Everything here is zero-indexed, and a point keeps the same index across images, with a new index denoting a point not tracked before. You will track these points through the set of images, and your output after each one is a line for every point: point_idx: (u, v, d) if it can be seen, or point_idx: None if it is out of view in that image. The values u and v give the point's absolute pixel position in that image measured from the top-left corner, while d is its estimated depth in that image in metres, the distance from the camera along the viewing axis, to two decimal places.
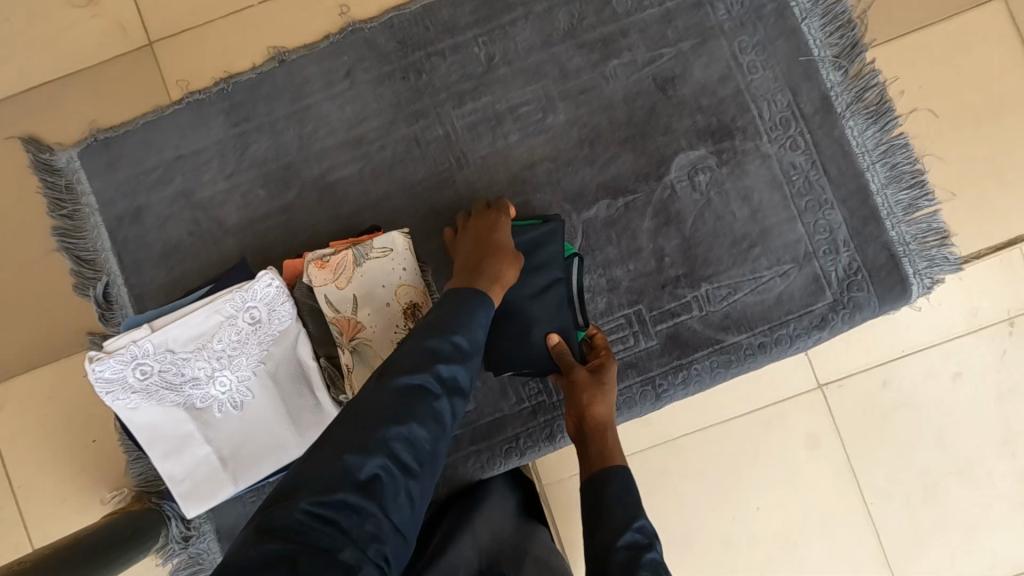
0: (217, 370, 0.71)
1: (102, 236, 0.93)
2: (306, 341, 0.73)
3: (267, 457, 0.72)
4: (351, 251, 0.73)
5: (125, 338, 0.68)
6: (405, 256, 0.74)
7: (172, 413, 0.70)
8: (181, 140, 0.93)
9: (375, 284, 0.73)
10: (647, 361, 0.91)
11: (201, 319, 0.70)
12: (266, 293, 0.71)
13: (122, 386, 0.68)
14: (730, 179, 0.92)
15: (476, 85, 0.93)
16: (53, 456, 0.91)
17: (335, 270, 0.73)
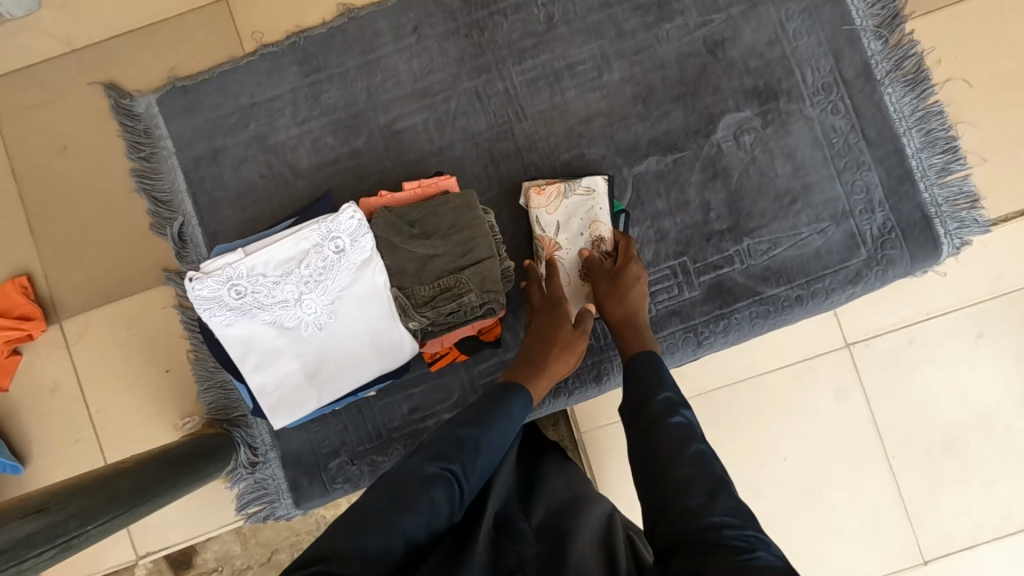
0: (304, 294, 0.76)
1: (178, 179, 0.98)
2: (383, 271, 0.78)
3: (348, 375, 0.80)
4: (563, 184, 0.93)
5: (221, 260, 0.74)
6: (604, 199, 0.93)
7: (263, 332, 0.77)
8: (256, 88, 0.99)
9: (576, 215, 0.93)
10: (690, 309, 0.97)
11: (290, 246, 0.76)
12: (350, 225, 0.76)
13: (218, 304, 0.74)
14: (774, 139, 0.98)
15: (536, 43, 0.99)
16: (130, 382, 0.97)
17: (547, 198, 0.93)
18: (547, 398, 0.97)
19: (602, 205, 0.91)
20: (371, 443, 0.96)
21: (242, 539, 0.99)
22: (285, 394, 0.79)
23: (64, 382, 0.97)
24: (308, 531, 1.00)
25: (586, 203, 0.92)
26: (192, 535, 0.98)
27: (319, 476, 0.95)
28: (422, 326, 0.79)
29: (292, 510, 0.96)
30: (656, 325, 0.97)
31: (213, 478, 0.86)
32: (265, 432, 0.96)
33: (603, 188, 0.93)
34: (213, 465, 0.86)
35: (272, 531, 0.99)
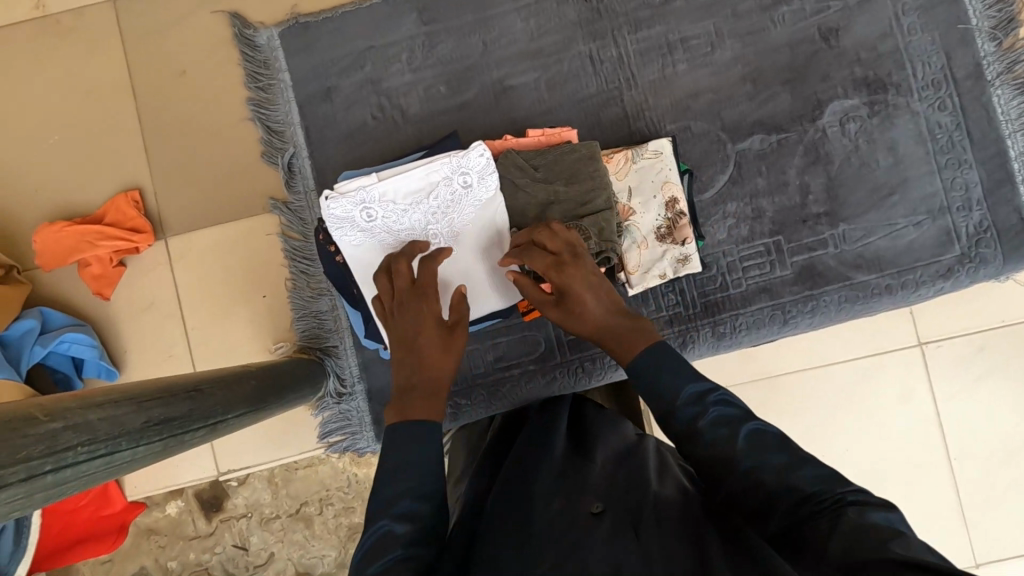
0: (428, 225, 0.80)
1: (292, 111, 1.00)
2: (504, 211, 0.81)
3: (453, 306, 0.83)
4: (630, 150, 0.92)
5: (356, 183, 0.78)
6: (672, 160, 0.92)
7: (385, 256, 0.80)
8: (374, 32, 1.00)
9: (647, 180, 0.92)
10: (780, 287, 0.99)
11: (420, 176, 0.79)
12: (478, 162, 0.79)
13: (349, 224, 0.78)
14: (879, 130, 0.99)
15: (652, 14, 1.00)
16: (228, 304, 0.99)
17: (615, 165, 0.92)
18: None
19: (672, 164, 0.90)
20: (456, 386, 0.98)
21: (272, 489, 1.03)
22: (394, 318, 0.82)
23: (162, 298, 0.99)
24: (338, 488, 1.03)
25: (655, 166, 0.92)
26: (260, 462, 1.03)
27: None
28: None
29: (372, 444, 0.98)
30: (745, 300, 0.99)
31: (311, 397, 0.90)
32: (355, 364, 0.97)
33: (670, 150, 0.92)
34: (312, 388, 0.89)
35: (302, 485, 1.03)
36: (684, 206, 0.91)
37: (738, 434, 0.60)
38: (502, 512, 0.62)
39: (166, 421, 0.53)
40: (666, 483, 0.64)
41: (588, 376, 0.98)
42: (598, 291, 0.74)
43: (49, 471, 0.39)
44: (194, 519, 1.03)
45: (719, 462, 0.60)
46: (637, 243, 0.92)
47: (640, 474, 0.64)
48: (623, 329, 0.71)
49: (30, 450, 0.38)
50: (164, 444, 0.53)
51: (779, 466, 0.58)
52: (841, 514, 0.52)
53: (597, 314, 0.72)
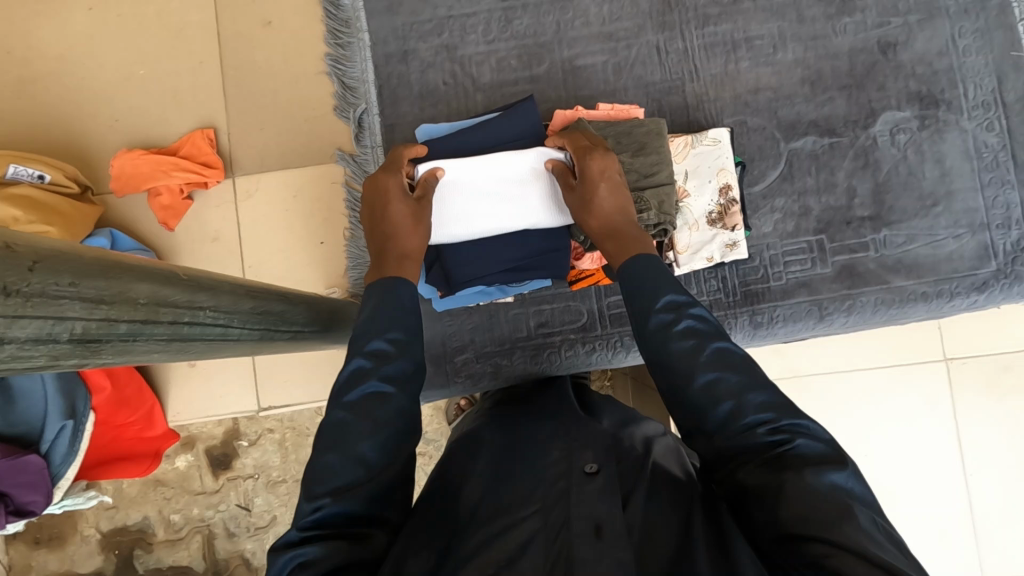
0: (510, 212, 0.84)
1: (367, 69, 1.04)
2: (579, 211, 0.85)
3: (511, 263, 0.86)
4: (689, 135, 0.97)
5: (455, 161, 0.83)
6: (728, 149, 0.96)
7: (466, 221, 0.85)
8: (455, 3, 1.05)
9: (703, 164, 0.95)
10: (819, 284, 1.02)
11: (504, 147, 0.85)
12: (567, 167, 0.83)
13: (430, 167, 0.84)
14: (928, 143, 1.03)
15: (721, 12, 1.05)
16: (287, 246, 1.03)
17: (675, 148, 0.96)
18: None
19: (729, 151, 0.94)
20: (498, 347, 1.01)
21: (282, 452, 1.14)
22: (460, 264, 0.85)
23: (225, 233, 1.03)
24: None
25: (713, 152, 0.95)
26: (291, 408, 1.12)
27: (443, 367, 1.01)
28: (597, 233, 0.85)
29: None
30: (785, 293, 1.02)
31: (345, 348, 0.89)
32: None
33: (727, 139, 0.96)
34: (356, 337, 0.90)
35: (313, 452, 1.13)
36: (737, 193, 0.95)
37: (708, 394, 0.64)
38: (501, 459, 0.75)
39: (267, 314, 0.57)
40: (666, 455, 0.75)
41: (627, 350, 1.01)
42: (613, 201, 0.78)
43: (186, 324, 0.43)
44: (202, 475, 1.15)
45: (716, 425, 0.64)
46: (688, 224, 0.96)
47: (630, 456, 0.73)
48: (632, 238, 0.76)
49: (177, 298, 0.41)
50: (259, 334, 0.56)
51: (737, 392, 0.63)
52: (792, 473, 0.57)
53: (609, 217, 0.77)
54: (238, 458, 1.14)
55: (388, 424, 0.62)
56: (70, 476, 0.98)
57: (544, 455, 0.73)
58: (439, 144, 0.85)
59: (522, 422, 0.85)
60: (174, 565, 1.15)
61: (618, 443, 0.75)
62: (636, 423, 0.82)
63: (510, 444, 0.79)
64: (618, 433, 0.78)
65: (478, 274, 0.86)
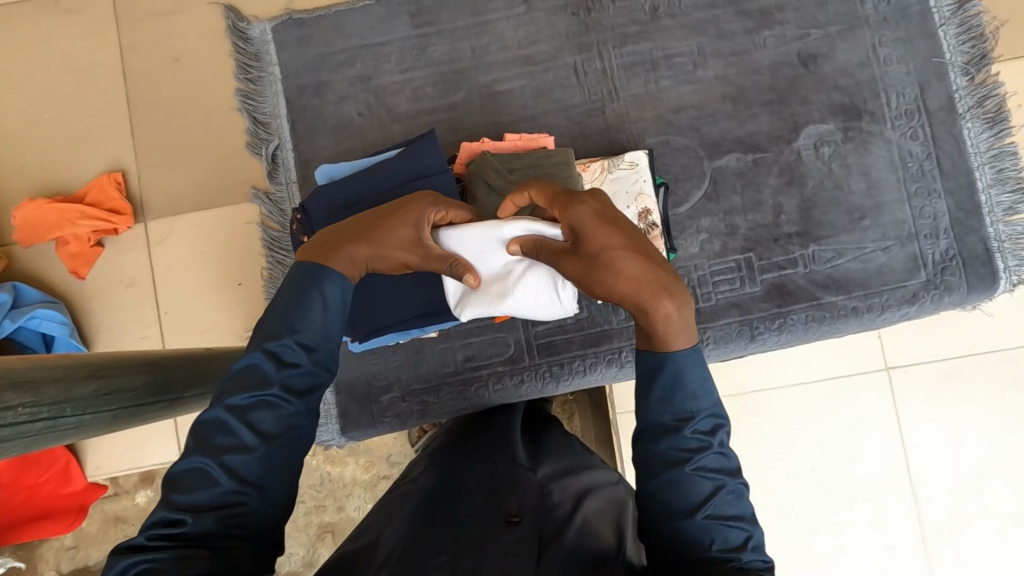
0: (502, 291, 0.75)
1: (279, 104, 1.02)
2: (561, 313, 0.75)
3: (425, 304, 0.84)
4: (606, 160, 0.95)
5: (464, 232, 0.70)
6: (647, 172, 0.94)
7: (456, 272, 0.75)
8: (368, 32, 1.03)
9: (621, 189, 0.93)
10: (749, 303, 1.00)
11: (411, 182, 0.79)
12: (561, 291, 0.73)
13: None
14: (852, 155, 1.01)
15: (640, 30, 1.03)
16: (203, 290, 1.00)
17: (591, 174, 0.95)
18: (599, 366, 0.99)
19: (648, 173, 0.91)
20: (424, 384, 0.99)
21: None
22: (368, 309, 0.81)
23: (139, 278, 1.00)
24: None
25: (630, 176, 0.94)
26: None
27: (369, 408, 0.99)
28: None
29: (337, 438, 1.00)
30: (714, 314, 1.00)
31: None
32: None
33: (645, 162, 0.95)
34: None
35: None
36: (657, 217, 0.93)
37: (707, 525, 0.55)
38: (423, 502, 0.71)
39: (117, 388, 0.54)
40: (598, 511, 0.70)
41: (558, 382, 0.99)
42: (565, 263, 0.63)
43: None
44: None
45: None
46: None
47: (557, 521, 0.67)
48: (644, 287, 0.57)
49: None
50: (112, 414, 0.53)
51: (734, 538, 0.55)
52: None
53: (628, 283, 0.57)
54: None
55: (254, 473, 0.53)
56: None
57: (467, 500, 0.69)
58: (343, 190, 0.79)
59: (456, 464, 0.79)
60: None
61: (543, 496, 0.72)
62: (569, 475, 0.77)
63: (443, 485, 0.74)
64: (549, 485, 0.74)
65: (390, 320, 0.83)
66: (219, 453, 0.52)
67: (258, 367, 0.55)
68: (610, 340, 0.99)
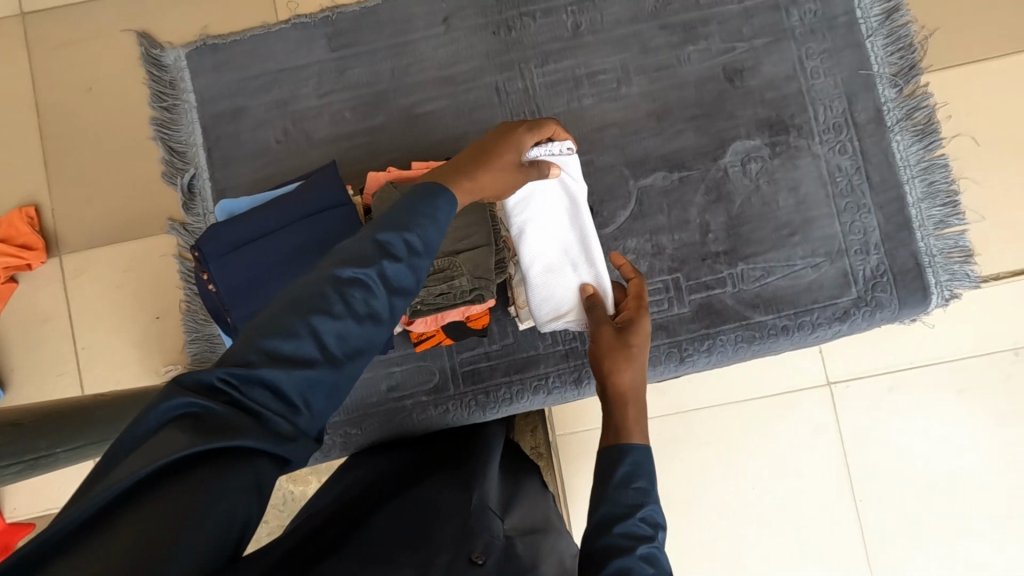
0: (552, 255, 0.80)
1: (195, 132, 1.00)
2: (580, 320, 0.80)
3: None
4: None
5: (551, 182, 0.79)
6: None
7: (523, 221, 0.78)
8: (284, 56, 1.01)
9: None
10: (678, 325, 0.98)
11: (308, 218, 0.77)
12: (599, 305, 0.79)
13: (238, 265, 0.76)
14: (780, 171, 0.99)
15: (562, 48, 1.01)
16: (121, 325, 0.98)
17: None
18: (526, 394, 0.97)
19: None
20: (348, 415, 0.97)
21: None
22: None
23: (55, 314, 0.98)
24: None
25: None
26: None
27: None
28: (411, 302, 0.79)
29: None
30: None
31: None
32: None
33: None
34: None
35: None
36: None
37: None
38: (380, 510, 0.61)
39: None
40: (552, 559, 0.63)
41: (484, 411, 0.97)
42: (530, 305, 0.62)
43: None
44: None
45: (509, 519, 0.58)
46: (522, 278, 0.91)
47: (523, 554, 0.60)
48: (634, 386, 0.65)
49: None
50: None
51: None
52: None
53: (634, 383, 0.64)
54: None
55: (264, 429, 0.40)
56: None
57: (444, 526, 0.58)
58: (241, 228, 0.77)
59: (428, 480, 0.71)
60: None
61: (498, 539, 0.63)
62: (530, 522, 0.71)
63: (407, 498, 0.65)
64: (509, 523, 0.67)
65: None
66: (305, 321, 0.43)
67: (375, 261, 0.46)
68: (536, 366, 0.98)
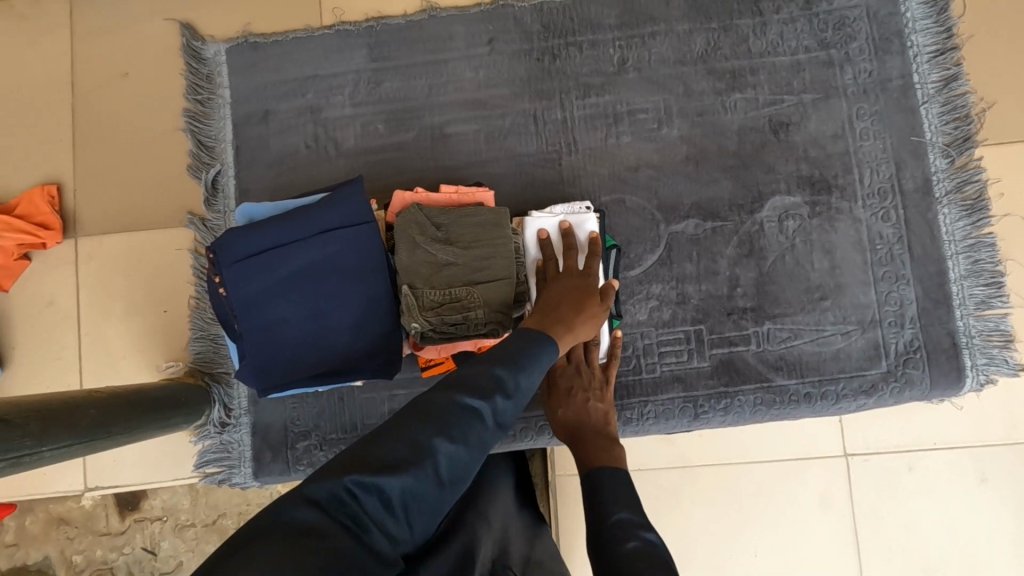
0: None
1: (225, 129, 0.98)
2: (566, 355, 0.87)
3: (327, 361, 0.77)
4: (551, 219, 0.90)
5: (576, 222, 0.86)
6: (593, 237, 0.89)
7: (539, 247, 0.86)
8: (321, 62, 0.99)
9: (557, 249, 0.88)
10: (695, 379, 0.94)
11: (327, 232, 0.75)
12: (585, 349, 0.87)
13: (253, 276, 0.74)
14: (818, 231, 0.96)
15: (603, 82, 0.99)
16: (126, 314, 0.96)
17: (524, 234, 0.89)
18: (530, 433, 0.94)
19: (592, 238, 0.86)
20: (344, 434, 0.93)
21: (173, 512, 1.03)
22: (268, 364, 0.76)
23: (62, 297, 0.97)
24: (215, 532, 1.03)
25: None
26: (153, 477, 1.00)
27: (284, 454, 0.93)
28: (422, 329, 0.76)
29: (248, 481, 0.94)
30: (657, 387, 0.94)
31: (148, 438, 0.79)
32: (244, 396, 0.94)
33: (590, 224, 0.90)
34: (178, 423, 0.84)
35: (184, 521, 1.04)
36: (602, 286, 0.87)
37: None
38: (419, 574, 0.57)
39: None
40: None
41: None
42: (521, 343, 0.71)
43: None
44: (108, 514, 1.01)
45: None
46: None
47: None
48: (608, 412, 0.85)
49: None
50: None
51: None
52: None
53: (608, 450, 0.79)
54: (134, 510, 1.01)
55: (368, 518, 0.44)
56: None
57: None
58: (255, 235, 0.74)
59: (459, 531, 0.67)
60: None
61: None
62: None
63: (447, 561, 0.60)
64: None
65: (290, 376, 0.77)
66: (430, 444, 0.49)
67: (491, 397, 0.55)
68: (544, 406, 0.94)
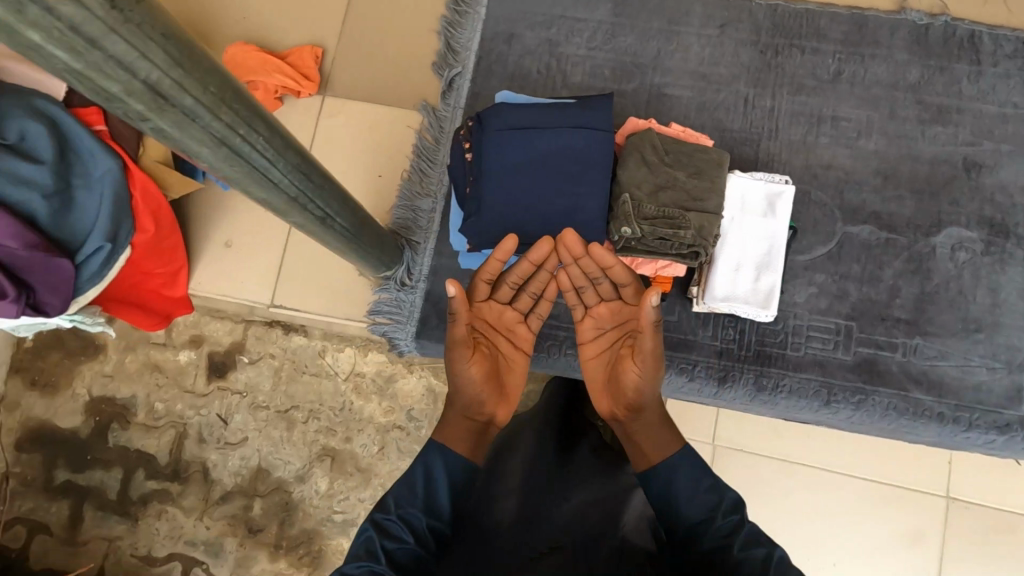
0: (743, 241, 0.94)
1: (474, 39, 1.11)
2: (732, 305, 0.94)
3: (540, 234, 0.85)
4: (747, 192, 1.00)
5: (775, 191, 0.95)
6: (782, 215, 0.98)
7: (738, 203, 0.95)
8: (571, 6, 1.12)
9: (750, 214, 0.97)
10: (835, 369, 0.99)
11: (576, 128, 0.86)
12: (752, 305, 0.93)
13: (505, 145, 0.85)
14: (987, 270, 1.00)
15: (817, 86, 1.07)
16: (347, 169, 1.10)
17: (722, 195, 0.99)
18: (669, 371, 1.01)
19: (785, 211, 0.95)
20: None
21: (273, 380, 1.23)
22: (492, 223, 0.85)
23: (299, 141, 1.11)
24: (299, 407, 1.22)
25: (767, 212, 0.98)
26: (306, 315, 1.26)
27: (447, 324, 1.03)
28: (631, 236, 0.85)
29: (408, 339, 1.04)
30: (798, 365, 1.00)
31: (364, 258, 0.90)
32: (427, 265, 1.05)
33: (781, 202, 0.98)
34: (375, 263, 0.95)
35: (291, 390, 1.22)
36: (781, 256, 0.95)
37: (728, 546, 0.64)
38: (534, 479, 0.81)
39: (245, 167, 0.56)
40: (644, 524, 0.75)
41: None
42: (463, 444, 0.73)
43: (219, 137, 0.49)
44: (197, 377, 1.25)
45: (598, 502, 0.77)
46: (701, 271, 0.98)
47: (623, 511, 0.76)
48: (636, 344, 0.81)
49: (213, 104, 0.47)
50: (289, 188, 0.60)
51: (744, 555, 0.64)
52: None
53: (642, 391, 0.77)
54: (233, 370, 1.24)
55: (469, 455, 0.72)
56: (89, 295, 0.90)
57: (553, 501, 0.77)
58: (518, 113, 0.86)
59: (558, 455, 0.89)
60: (141, 450, 1.24)
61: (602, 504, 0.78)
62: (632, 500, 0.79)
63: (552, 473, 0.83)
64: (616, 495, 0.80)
65: (506, 236, 0.85)
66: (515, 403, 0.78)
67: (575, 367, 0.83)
68: (688, 351, 1.01)
